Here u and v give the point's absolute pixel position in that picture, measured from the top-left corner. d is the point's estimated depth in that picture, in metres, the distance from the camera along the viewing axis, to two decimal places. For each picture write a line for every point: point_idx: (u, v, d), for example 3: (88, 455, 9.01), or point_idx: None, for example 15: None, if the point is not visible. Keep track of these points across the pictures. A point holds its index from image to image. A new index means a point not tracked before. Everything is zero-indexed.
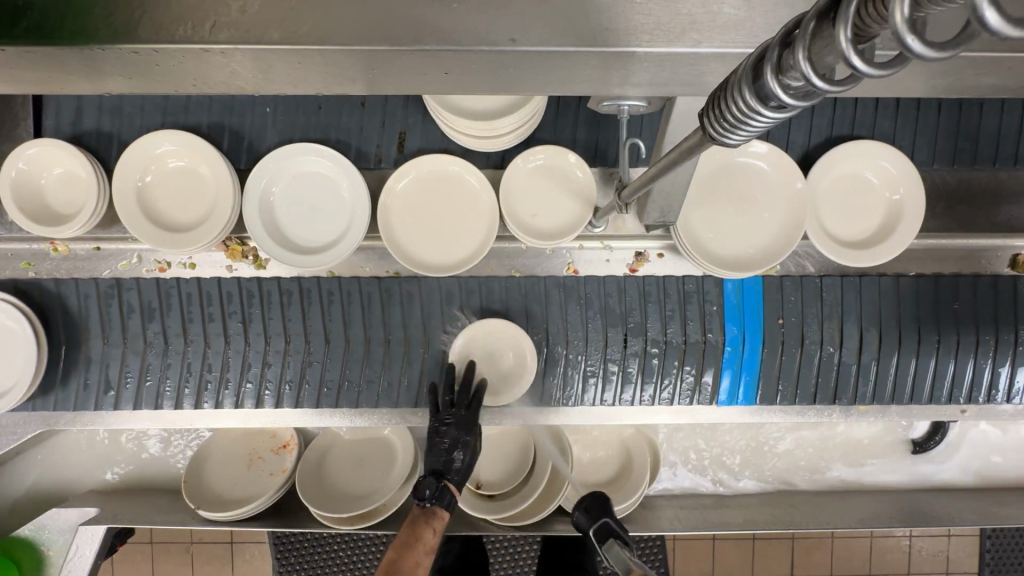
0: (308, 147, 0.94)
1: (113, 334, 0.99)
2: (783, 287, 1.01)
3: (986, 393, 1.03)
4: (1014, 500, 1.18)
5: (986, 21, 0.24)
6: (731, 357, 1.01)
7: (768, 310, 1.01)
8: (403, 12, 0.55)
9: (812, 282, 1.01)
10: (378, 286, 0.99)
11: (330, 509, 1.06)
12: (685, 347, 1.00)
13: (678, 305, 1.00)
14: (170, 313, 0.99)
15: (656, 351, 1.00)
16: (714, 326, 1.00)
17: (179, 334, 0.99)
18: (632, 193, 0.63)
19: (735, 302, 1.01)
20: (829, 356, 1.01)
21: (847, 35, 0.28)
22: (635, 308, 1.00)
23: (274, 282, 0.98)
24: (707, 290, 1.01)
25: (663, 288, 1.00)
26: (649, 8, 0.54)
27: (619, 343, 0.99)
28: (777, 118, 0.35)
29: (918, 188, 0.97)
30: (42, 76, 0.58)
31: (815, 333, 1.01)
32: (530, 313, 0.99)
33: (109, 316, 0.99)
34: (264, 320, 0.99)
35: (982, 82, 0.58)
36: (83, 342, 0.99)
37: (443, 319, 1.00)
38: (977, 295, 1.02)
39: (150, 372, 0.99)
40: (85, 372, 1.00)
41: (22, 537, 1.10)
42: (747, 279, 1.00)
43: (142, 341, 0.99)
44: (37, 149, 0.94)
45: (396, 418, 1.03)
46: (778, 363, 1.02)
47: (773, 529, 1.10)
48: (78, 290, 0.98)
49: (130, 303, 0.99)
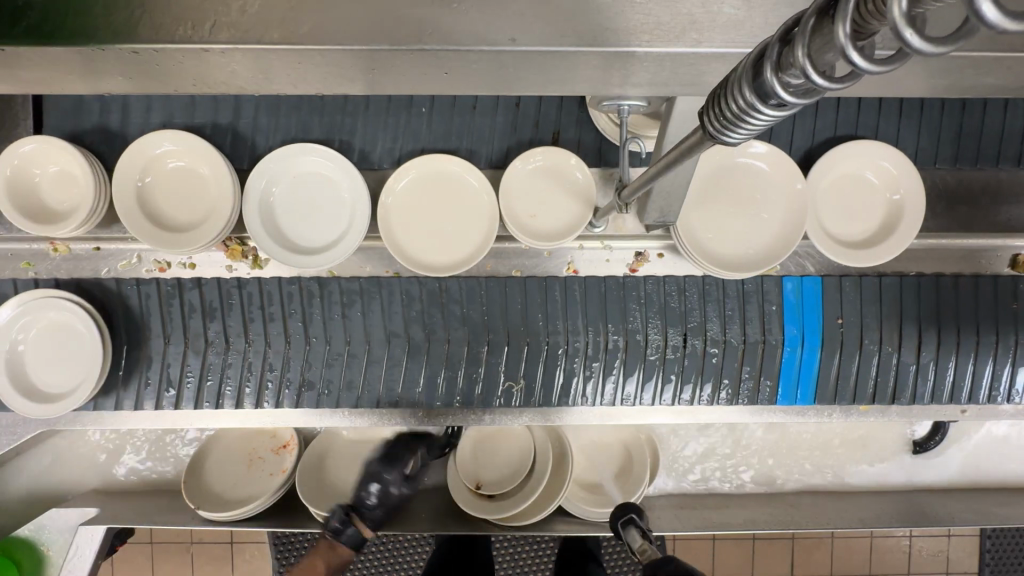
0: (307, 147, 0.94)
1: (174, 334, 0.98)
2: (842, 286, 1.01)
3: (988, 393, 1.03)
4: (1013, 500, 1.18)
5: (985, 16, 0.24)
6: (788, 356, 1.01)
7: (828, 310, 1.01)
8: (402, 11, 0.55)
9: (870, 281, 1.01)
10: (439, 284, 0.98)
11: (331, 509, 1.06)
12: (743, 348, 1.00)
13: (737, 305, 1.00)
14: (232, 314, 0.98)
15: (715, 350, 1.00)
16: (773, 326, 1.00)
17: (241, 334, 0.98)
18: (632, 193, 0.63)
19: (795, 302, 1.01)
20: (887, 357, 1.01)
21: (847, 31, 0.28)
22: (694, 308, 1.00)
23: (336, 282, 0.98)
24: (767, 290, 1.00)
25: (721, 288, 1.00)
26: (650, 8, 0.54)
27: (677, 343, 0.99)
28: (777, 116, 0.35)
29: (918, 187, 0.97)
30: (40, 76, 0.58)
31: (873, 334, 1.01)
32: (588, 312, 0.99)
33: (171, 316, 0.98)
34: (324, 321, 0.98)
35: (982, 82, 0.58)
36: (146, 340, 0.98)
37: (506, 319, 0.99)
38: (983, 295, 1.01)
39: (210, 372, 0.99)
40: (146, 371, 0.99)
41: (21, 537, 1.10)
42: (806, 279, 1.01)
43: (204, 340, 0.98)
44: (34, 146, 0.94)
45: (396, 419, 1.03)
46: (836, 363, 1.01)
47: (774, 528, 1.10)
48: (140, 290, 0.98)
49: (191, 303, 0.98)
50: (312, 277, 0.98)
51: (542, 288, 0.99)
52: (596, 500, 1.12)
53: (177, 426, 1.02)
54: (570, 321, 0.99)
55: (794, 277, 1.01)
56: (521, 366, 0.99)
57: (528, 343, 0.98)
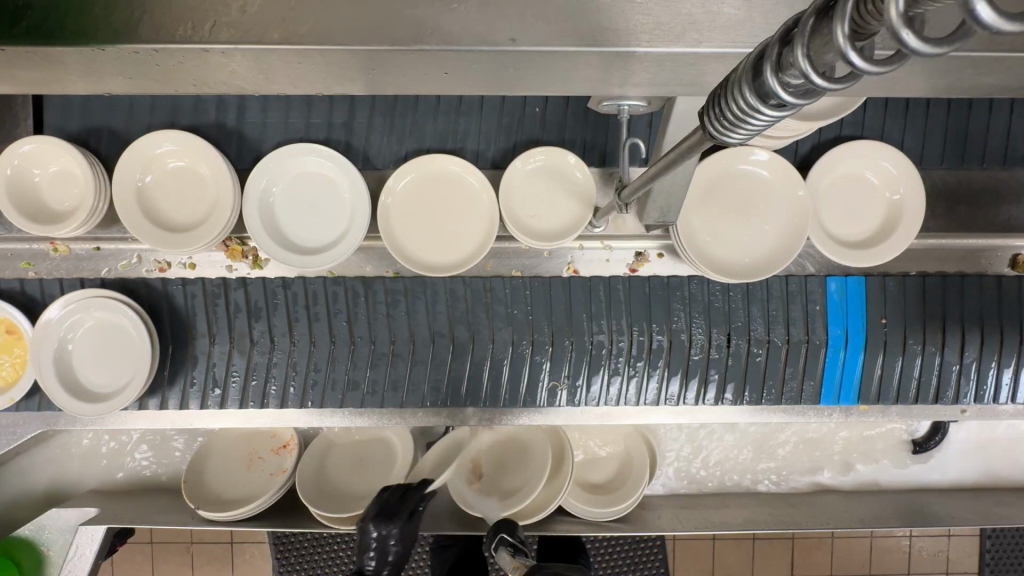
0: (308, 147, 0.94)
1: (220, 334, 0.98)
2: (885, 287, 1.01)
3: (991, 394, 1.03)
4: (1013, 500, 1.18)
5: (979, 16, 0.24)
6: (832, 356, 1.01)
7: (872, 309, 1.01)
8: (402, 12, 0.55)
9: (914, 281, 1.01)
10: (484, 284, 0.98)
11: (331, 509, 1.06)
12: (787, 347, 1.00)
13: (781, 305, 1.00)
14: (277, 314, 0.98)
15: (760, 350, 1.00)
16: (817, 326, 1.00)
17: (286, 334, 0.98)
18: (632, 193, 0.63)
19: (839, 301, 1.00)
20: (930, 356, 1.01)
21: (845, 31, 0.28)
22: (739, 308, 1.00)
23: (381, 282, 0.98)
24: (811, 290, 1.00)
25: (766, 288, 1.00)
26: (650, 7, 0.54)
27: (721, 342, 0.99)
28: (777, 117, 0.35)
29: (919, 189, 0.97)
30: (41, 76, 0.58)
31: (917, 334, 1.01)
32: (631, 311, 0.99)
33: (216, 316, 0.98)
34: (369, 321, 0.98)
35: (982, 82, 0.58)
36: (191, 340, 0.98)
37: (551, 319, 0.98)
38: (987, 294, 1.01)
39: (255, 372, 0.98)
40: (192, 371, 0.99)
41: (22, 537, 1.10)
42: (850, 278, 1.00)
43: (249, 340, 0.98)
44: (32, 145, 0.94)
45: (396, 418, 1.02)
46: (881, 363, 1.01)
47: (776, 528, 1.09)
48: (186, 290, 0.98)
49: (236, 303, 0.98)
50: (357, 278, 0.98)
51: (587, 288, 0.99)
52: (597, 501, 1.12)
53: (177, 426, 1.02)
54: (615, 320, 0.99)
55: (838, 276, 1.01)
56: (566, 366, 0.99)
57: (573, 343, 0.98)
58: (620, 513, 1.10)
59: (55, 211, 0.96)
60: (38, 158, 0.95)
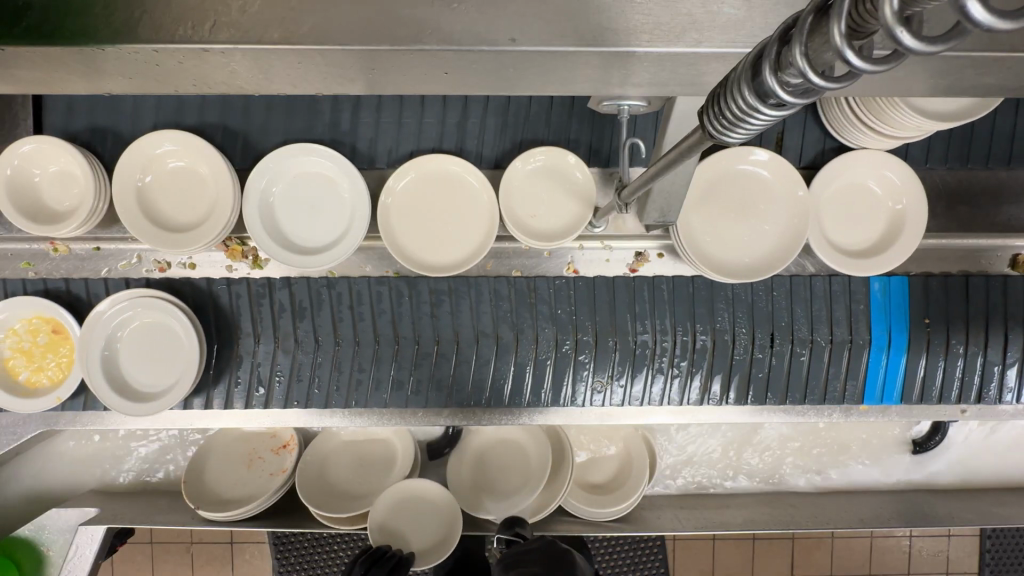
0: (308, 147, 0.94)
1: (265, 333, 0.98)
2: (927, 286, 1.01)
3: (991, 394, 1.03)
4: (1012, 500, 1.18)
5: (971, 14, 0.24)
6: (875, 356, 1.01)
7: (914, 310, 1.01)
8: (403, 12, 0.55)
9: (957, 280, 1.01)
10: (529, 284, 0.98)
11: (329, 509, 1.06)
12: (831, 346, 1.00)
13: (825, 305, 1.00)
14: (322, 314, 0.98)
15: (804, 350, 1.00)
16: (860, 327, 1.00)
17: (330, 335, 0.98)
18: (632, 193, 0.63)
19: (882, 301, 1.01)
20: (973, 357, 1.01)
21: (842, 31, 0.28)
22: (783, 308, 1.00)
23: (425, 282, 0.98)
24: (854, 289, 1.00)
25: (810, 288, 1.00)
26: (650, 7, 0.54)
27: (765, 342, 0.99)
28: (776, 117, 0.35)
29: (919, 193, 0.97)
30: (41, 75, 0.58)
31: (960, 334, 1.01)
32: (675, 311, 0.99)
33: (262, 316, 0.98)
34: (414, 321, 0.98)
35: (983, 83, 0.58)
36: (235, 340, 0.98)
37: (595, 318, 0.98)
38: (990, 294, 1.01)
39: (300, 372, 0.98)
40: (236, 371, 0.98)
41: (22, 537, 1.10)
42: (893, 278, 1.00)
43: (293, 340, 0.98)
44: (32, 145, 0.94)
45: (395, 418, 1.03)
46: (923, 364, 1.01)
47: (775, 528, 1.09)
48: (231, 290, 0.98)
49: (281, 303, 0.98)
50: (402, 277, 0.98)
51: (631, 288, 0.99)
52: (596, 500, 1.12)
53: (176, 426, 1.02)
54: (659, 320, 0.99)
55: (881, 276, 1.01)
56: (610, 365, 0.99)
57: (617, 343, 0.98)
58: (617, 513, 1.11)
59: (54, 211, 0.96)
60: (38, 158, 0.95)
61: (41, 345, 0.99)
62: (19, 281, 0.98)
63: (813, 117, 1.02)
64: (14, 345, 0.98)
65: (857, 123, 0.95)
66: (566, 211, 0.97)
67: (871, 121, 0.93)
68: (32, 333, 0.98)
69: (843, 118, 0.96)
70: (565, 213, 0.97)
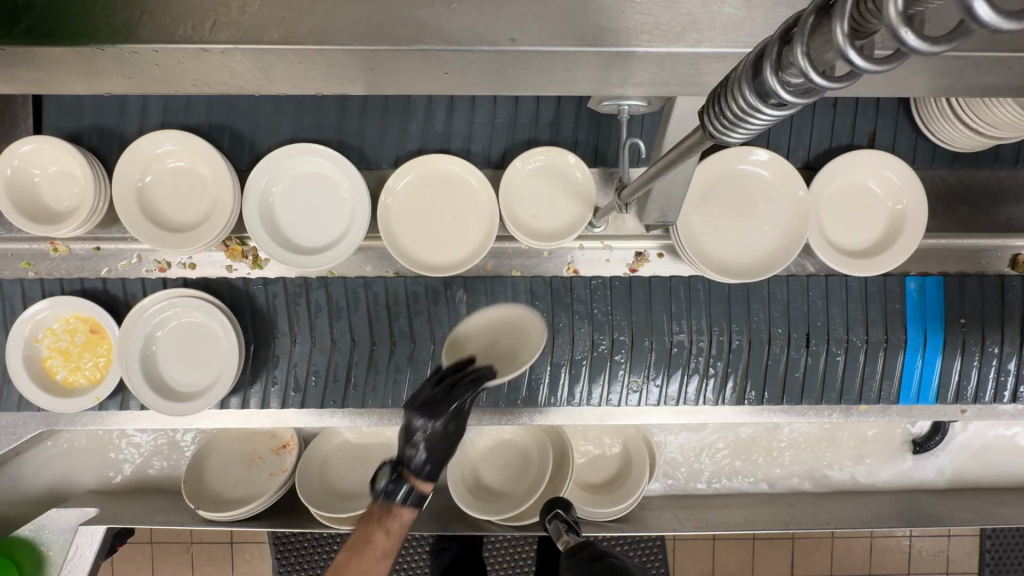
0: (307, 148, 0.94)
1: (301, 333, 0.98)
2: (964, 286, 1.01)
3: (990, 394, 1.03)
4: (1011, 500, 1.18)
5: (977, 14, 0.24)
6: (911, 357, 1.01)
7: (950, 309, 1.01)
8: (403, 11, 0.55)
9: (993, 282, 1.01)
10: (565, 284, 0.98)
11: (329, 509, 1.06)
12: (866, 346, 1.00)
13: (860, 305, 1.00)
14: (357, 313, 0.98)
15: (839, 350, 1.00)
16: (895, 327, 1.00)
17: (366, 335, 0.98)
18: (632, 193, 0.63)
19: (918, 301, 1.01)
20: (1009, 358, 1.01)
21: (845, 30, 0.28)
22: (819, 309, 1.00)
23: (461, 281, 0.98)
24: (889, 289, 1.01)
25: (846, 288, 1.00)
26: (650, 7, 0.54)
27: (800, 342, 1.00)
28: (777, 116, 0.35)
29: (920, 194, 0.97)
30: (40, 76, 0.58)
31: (995, 334, 1.01)
32: (712, 311, 0.99)
33: (298, 316, 0.98)
34: (450, 320, 0.98)
35: (983, 82, 0.58)
36: (272, 340, 0.98)
37: (631, 317, 0.98)
38: (992, 294, 1.01)
39: (336, 372, 0.98)
40: (273, 370, 0.99)
41: (22, 537, 1.10)
42: (930, 277, 1.00)
43: (329, 340, 0.98)
44: (32, 145, 0.93)
45: (395, 418, 1.03)
46: (958, 364, 1.01)
47: (774, 528, 1.09)
48: (267, 290, 0.98)
49: (317, 303, 0.98)
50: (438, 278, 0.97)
51: (667, 288, 0.99)
52: (596, 500, 1.12)
53: (177, 426, 1.03)
54: (695, 320, 0.99)
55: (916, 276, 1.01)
56: (646, 365, 0.99)
57: (654, 343, 0.98)
58: (615, 513, 1.10)
59: (54, 211, 0.96)
60: (38, 158, 0.95)
61: (79, 345, 0.99)
62: (57, 281, 0.98)
63: (865, 117, 1.02)
64: (51, 345, 0.98)
65: (960, 125, 0.94)
66: (565, 211, 0.97)
67: (973, 122, 0.93)
68: (70, 333, 0.98)
69: (943, 120, 0.96)
70: (564, 213, 0.97)
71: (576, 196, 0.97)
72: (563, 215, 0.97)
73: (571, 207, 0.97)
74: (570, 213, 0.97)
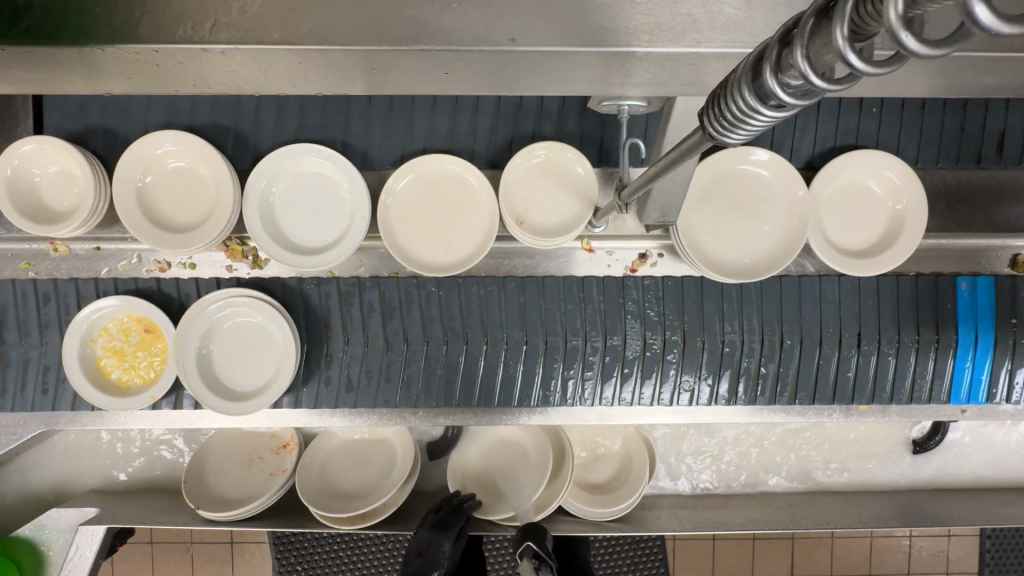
0: (307, 148, 0.94)
1: (354, 334, 0.98)
2: (1016, 287, 1.01)
3: (992, 394, 1.03)
4: (1013, 500, 1.18)
5: (977, 17, 0.24)
6: (961, 357, 1.01)
7: (1000, 310, 1.01)
8: (403, 12, 0.55)
9: None
10: (619, 280, 0.99)
11: (330, 509, 1.06)
12: (917, 346, 1.00)
13: (911, 306, 1.00)
14: (411, 315, 0.98)
15: (890, 350, 1.00)
16: (946, 326, 1.00)
17: (420, 334, 0.98)
18: (632, 193, 0.63)
19: (970, 300, 1.01)
20: None
21: (845, 33, 0.28)
22: (870, 310, 1.00)
23: (474, 281, 0.98)
24: (941, 290, 1.01)
25: (896, 287, 1.00)
26: (650, 7, 0.54)
27: (852, 343, 1.00)
28: (776, 117, 0.35)
29: (920, 196, 0.97)
30: (41, 76, 0.58)
31: None
32: (763, 313, 0.99)
33: (351, 316, 0.98)
34: (504, 321, 0.98)
35: (983, 82, 0.58)
36: (325, 341, 0.98)
37: (683, 317, 0.99)
38: (994, 294, 1.01)
39: (391, 372, 0.98)
40: (326, 372, 0.99)
41: (22, 537, 1.10)
42: (981, 277, 1.01)
43: (382, 341, 0.98)
44: (32, 145, 0.94)
45: (396, 418, 1.02)
46: (1008, 366, 1.01)
47: (774, 528, 1.09)
48: (320, 290, 0.98)
49: (370, 303, 0.98)
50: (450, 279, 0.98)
51: (719, 288, 0.99)
52: (597, 500, 1.12)
53: (175, 425, 1.02)
54: (746, 321, 0.99)
55: (967, 276, 1.02)
56: (698, 365, 0.99)
57: (705, 343, 0.99)
58: (620, 510, 1.11)
59: (53, 212, 0.96)
60: (38, 157, 0.95)
61: (133, 344, 0.99)
62: (111, 281, 0.98)
63: (864, 116, 1.02)
64: (106, 345, 0.98)
65: None
66: (569, 207, 0.97)
67: None
68: (124, 333, 0.98)
69: None
70: (567, 209, 0.97)
71: (581, 189, 0.96)
72: (568, 211, 0.97)
73: (575, 202, 0.96)
74: (574, 207, 0.97)
